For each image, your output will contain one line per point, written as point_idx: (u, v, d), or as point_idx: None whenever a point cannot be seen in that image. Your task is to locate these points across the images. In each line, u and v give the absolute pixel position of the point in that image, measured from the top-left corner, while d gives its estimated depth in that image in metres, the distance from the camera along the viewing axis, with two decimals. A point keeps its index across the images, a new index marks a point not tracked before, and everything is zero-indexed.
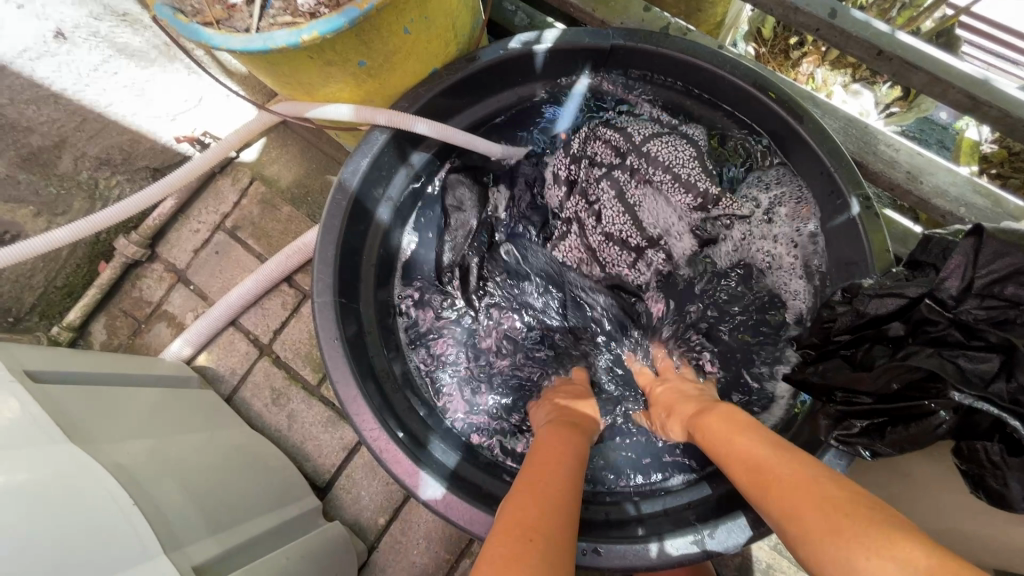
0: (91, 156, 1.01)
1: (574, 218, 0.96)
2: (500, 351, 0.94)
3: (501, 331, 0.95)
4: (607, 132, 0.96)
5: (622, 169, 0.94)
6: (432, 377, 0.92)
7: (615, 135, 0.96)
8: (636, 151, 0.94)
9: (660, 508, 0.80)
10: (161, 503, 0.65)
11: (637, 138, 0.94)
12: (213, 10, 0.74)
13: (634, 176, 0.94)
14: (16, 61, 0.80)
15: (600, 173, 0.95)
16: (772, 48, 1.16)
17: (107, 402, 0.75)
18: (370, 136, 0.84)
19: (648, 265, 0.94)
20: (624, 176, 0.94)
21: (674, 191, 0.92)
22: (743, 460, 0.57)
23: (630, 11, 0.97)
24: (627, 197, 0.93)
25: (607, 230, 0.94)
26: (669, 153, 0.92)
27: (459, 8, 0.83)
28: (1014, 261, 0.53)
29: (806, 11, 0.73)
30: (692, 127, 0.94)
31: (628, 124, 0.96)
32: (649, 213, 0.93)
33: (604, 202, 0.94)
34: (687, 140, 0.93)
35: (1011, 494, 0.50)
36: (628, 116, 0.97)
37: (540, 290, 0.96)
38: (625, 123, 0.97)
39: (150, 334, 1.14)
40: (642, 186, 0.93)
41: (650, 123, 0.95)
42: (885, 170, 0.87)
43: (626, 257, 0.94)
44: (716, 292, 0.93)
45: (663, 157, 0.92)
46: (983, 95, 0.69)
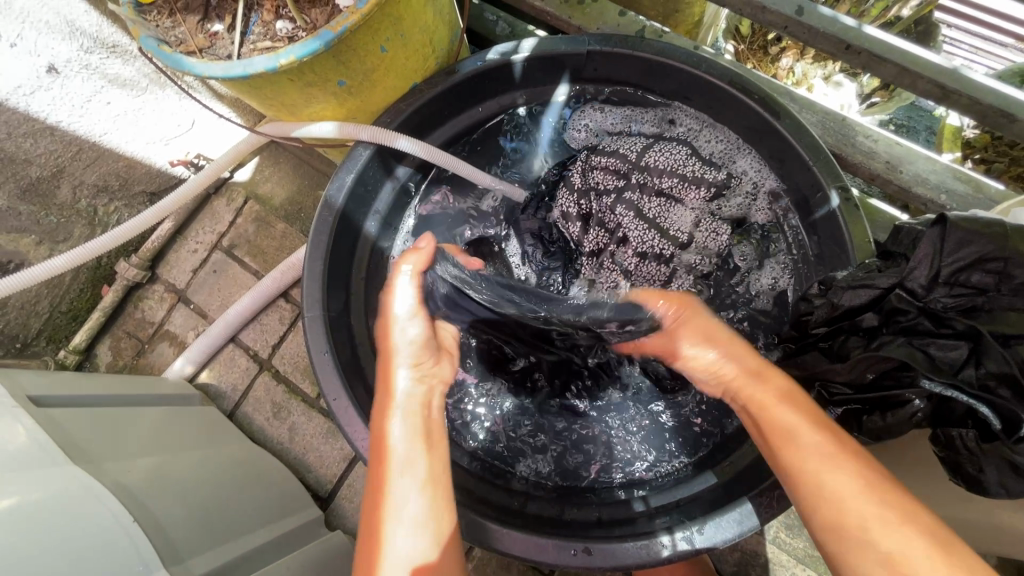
0: (89, 184, 1.04)
1: (599, 248, 0.92)
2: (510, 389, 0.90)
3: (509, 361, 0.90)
4: (602, 159, 0.94)
5: (631, 189, 0.91)
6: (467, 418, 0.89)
7: (610, 159, 0.93)
8: (636, 168, 0.92)
9: (670, 500, 0.79)
10: (162, 519, 0.66)
11: (632, 156, 0.93)
12: (196, 40, 0.77)
13: (644, 192, 0.91)
14: (11, 98, 0.82)
15: (611, 200, 0.92)
16: (751, 44, 1.17)
17: (109, 422, 0.77)
18: (354, 152, 0.86)
19: (685, 272, 0.91)
20: (636, 195, 0.91)
21: (686, 192, 0.91)
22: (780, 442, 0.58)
23: (606, 16, 0.99)
24: (646, 213, 0.90)
25: (639, 250, 0.90)
26: (668, 160, 0.92)
27: (436, 24, 0.85)
28: (980, 248, 0.54)
29: (772, 10, 0.74)
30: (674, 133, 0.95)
31: (618, 145, 0.95)
32: (672, 222, 0.91)
33: (627, 223, 0.90)
34: (679, 143, 0.93)
35: (987, 480, 0.51)
36: (614, 138, 0.96)
37: None
38: (614, 146, 0.95)
39: (153, 354, 1.17)
40: (656, 198, 0.91)
41: (637, 137, 0.95)
42: (865, 161, 0.87)
43: (665, 272, 0.91)
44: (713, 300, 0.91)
45: (663, 165, 0.91)
46: (953, 84, 0.70)
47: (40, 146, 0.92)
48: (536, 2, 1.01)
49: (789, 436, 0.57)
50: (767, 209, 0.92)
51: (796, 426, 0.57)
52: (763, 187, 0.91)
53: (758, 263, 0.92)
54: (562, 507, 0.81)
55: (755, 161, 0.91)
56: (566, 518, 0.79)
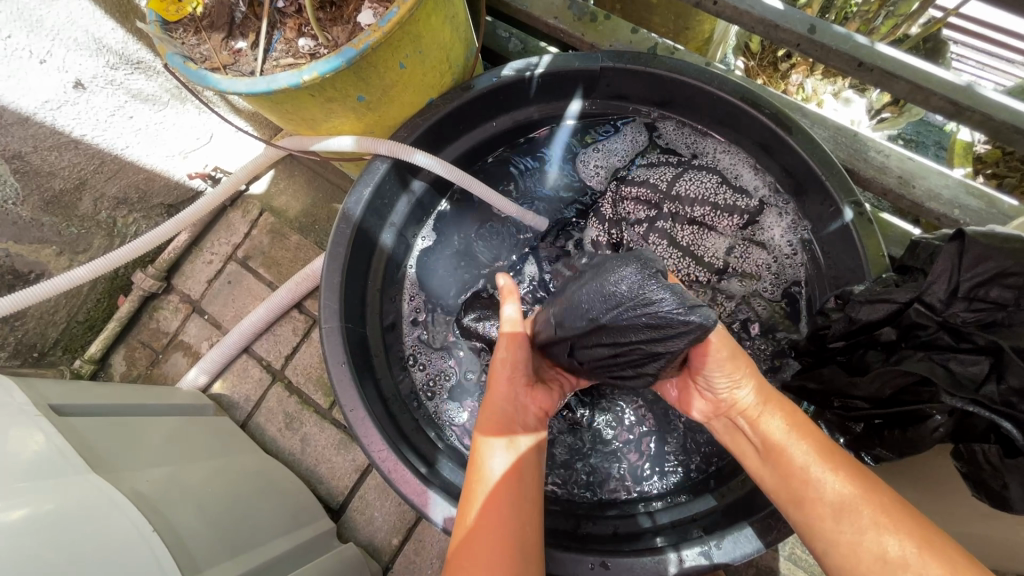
0: (110, 197, 1.06)
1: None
2: None
3: None
4: (633, 189, 0.95)
5: (663, 218, 0.93)
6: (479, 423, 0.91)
7: (642, 189, 0.95)
8: (668, 197, 0.94)
9: (678, 517, 0.79)
10: (179, 528, 0.67)
11: (663, 185, 0.94)
12: (220, 57, 0.79)
13: (677, 221, 0.93)
14: (38, 112, 0.85)
15: (643, 229, 0.94)
16: (761, 61, 1.17)
17: (126, 431, 0.78)
18: (372, 166, 0.87)
19: (726, 298, 0.91)
20: (668, 224, 0.93)
21: (719, 220, 0.92)
22: (782, 453, 0.59)
23: (618, 33, 1.00)
24: (679, 241, 0.92)
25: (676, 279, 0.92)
26: (698, 188, 0.93)
27: (452, 41, 0.86)
28: (999, 264, 0.54)
29: (785, 28, 0.76)
30: (699, 160, 0.97)
31: (647, 175, 0.96)
32: (706, 248, 0.92)
33: (661, 252, 0.92)
34: (708, 171, 0.94)
35: (1010, 496, 0.50)
36: (641, 167, 0.98)
37: None
38: (643, 176, 0.96)
39: (167, 364, 1.18)
40: (688, 226, 0.93)
41: (665, 166, 0.96)
42: (877, 177, 0.88)
43: (704, 298, 0.92)
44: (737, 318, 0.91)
45: (694, 194, 0.93)
46: (966, 100, 0.70)
47: (64, 159, 0.94)
48: (549, 20, 1.02)
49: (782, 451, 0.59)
50: (791, 228, 0.92)
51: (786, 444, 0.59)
52: (785, 207, 0.92)
53: (779, 273, 0.92)
54: (579, 521, 0.81)
55: (774, 183, 0.93)
56: (582, 534, 0.78)
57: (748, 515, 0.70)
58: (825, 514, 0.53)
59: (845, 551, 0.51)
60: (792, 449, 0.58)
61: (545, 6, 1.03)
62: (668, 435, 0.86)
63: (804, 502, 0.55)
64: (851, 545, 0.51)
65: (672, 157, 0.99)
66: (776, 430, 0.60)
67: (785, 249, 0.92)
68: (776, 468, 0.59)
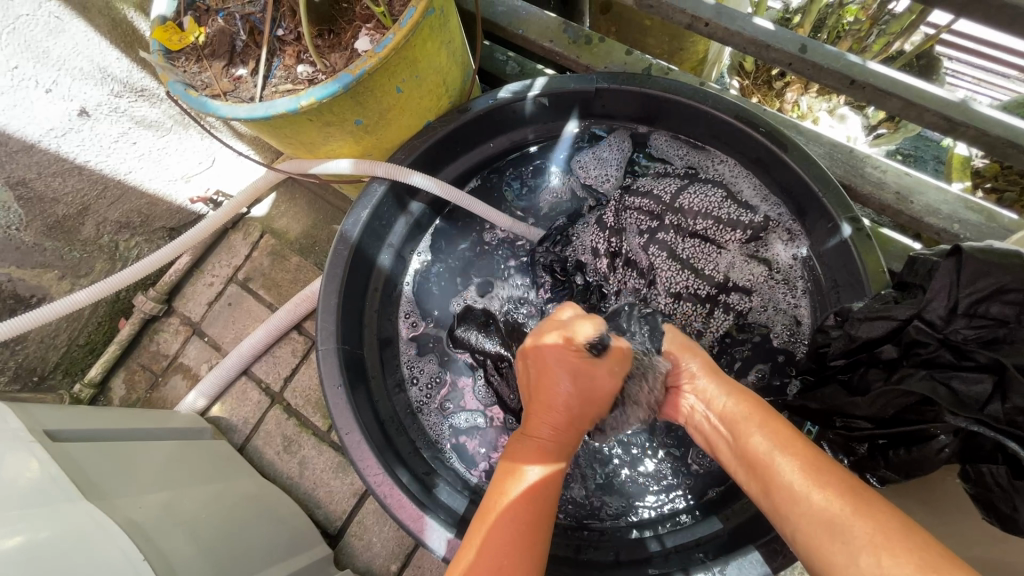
0: (112, 221, 1.07)
1: (624, 287, 0.94)
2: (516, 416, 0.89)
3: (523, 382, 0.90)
4: (636, 200, 0.95)
5: (665, 230, 0.92)
6: (476, 444, 0.90)
7: (645, 200, 0.94)
8: (671, 209, 0.93)
9: (686, 541, 0.77)
10: (173, 557, 0.65)
11: (666, 198, 0.94)
12: (221, 84, 0.81)
13: (679, 233, 0.92)
14: (43, 140, 0.87)
15: (644, 240, 0.93)
16: (755, 79, 1.18)
17: (122, 456, 0.77)
18: (370, 188, 0.88)
19: (725, 313, 0.90)
20: (670, 237, 0.92)
21: (723, 235, 0.92)
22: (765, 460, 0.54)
23: (613, 56, 1.01)
24: (679, 255, 0.91)
25: (672, 291, 0.91)
26: (702, 203, 0.92)
27: (449, 66, 0.88)
28: (997, 280, 0.52)
29: (777, 48, 0.77)
30: (704, 177, 0.96)
31: (652, 186, 0.96)
32: (708, 262, 0.91)
33: (659, 265, 0.91)
34: (714, 185, 0.93)
35: (1021, 520, 0.47)
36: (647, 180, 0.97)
37: None
38: (648, 186, 0.96)
39: (166, 387, 1.18)
40: (690, 239, 0.92)
41: (672, 178, 0.95)
42: (875, 193, 0.88)
43: (702, 312, 0.90)
44: (735, 333, 0.91)
45: (698, 207, 0.92)
46: (959, 116, 0.71)
47: (67, 185, 0.95)
48: (545, 43, 1.04)
49: (761, 459, 0.54)
50: (793, 244, 0.91)
51: (769, 454, 0.54)
52: (787, 223, 0.91)
53: (781, 292, 0.91)
54: (579, 546, 0.79)
55: (776, 200, 0.92)
56: (582, 560, 0.77)
57: (754, 539, 0.68)
58: (790, 506, 0.49)
59: (803, 536, 0.47)
60: (761, 437, 0.56)
61: (540, 30, 1.04)
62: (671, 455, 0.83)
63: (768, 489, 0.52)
64: (807, 528, 0.47)
65: (680, 171, 0.98)
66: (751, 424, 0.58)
67: (786, 265, 0.91)
68: (758, 477, 0.54)
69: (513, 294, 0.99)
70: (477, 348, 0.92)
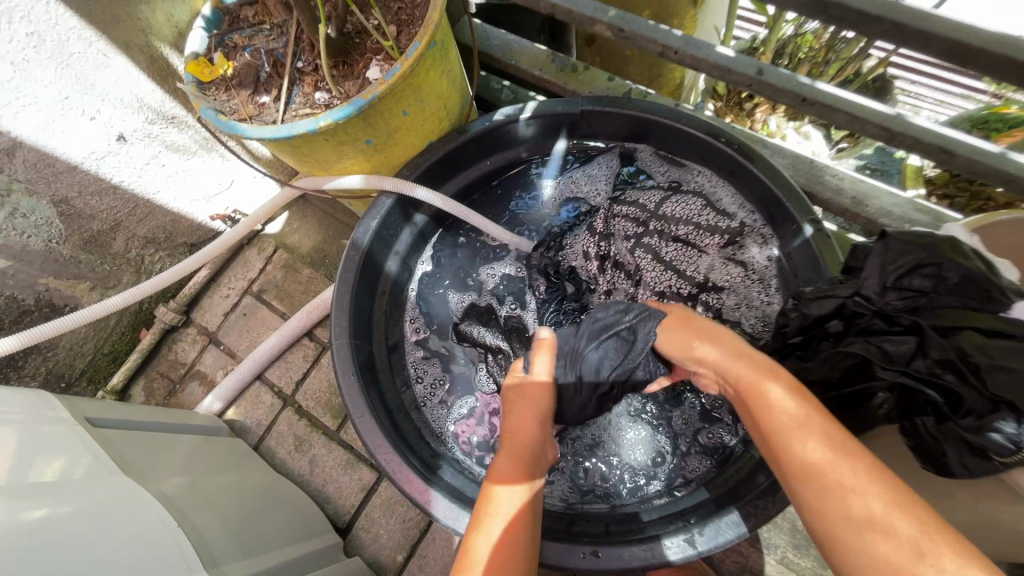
0: (140, 236, 1.16)
1: (613, 287, 1.02)
2: None
3: None
4: (624, 208, 1.04)
5: (649, 235, 1.02)
6: (476, 435, 0.96)
7: (631, 208, 1.04)
8: (655, 216, 1.03)
9: (669, 511, 0.83)
10: (202, 527, 0.72)
11: (651, 206, 1.03)
12: (247, 109, 0.91)
13: (663, 238, 1.02)
14: (86, 162, 0.97)
15: (630, 244, 1.02)
16: (727, 102, 1.28)
17: (151, 444, 0.84)
18: (379, 201, 0.98)
19: (705, 310, 0.98)
20: (654, 241, 1.02)
21: (702, 239, 1.01)
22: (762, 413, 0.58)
23: (596, 82, 1.12)
24: (663, 257, 1.01)
25: (657, 289, 1.00)
26: (684, 210, 1.02)
27: (449, 92, 0.98)
28: (915, 257, 0.61)
29: (737, 71, 0.87)
30: (687, 188, 1.05)
31: (639, 196, 1.05)
32: (689, 264, 1.01)
33: (645, 266, 1.01)
34: (694, 195, 1.03)
35: (947, 461, 0.54)
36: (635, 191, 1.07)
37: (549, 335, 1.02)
38: (636, 196, 1.06)
39: (183, 394, 1.24)
40: (673, 243, 1.02)
41: (656, 190, 1.05)
42: (833, 197, 0.98)
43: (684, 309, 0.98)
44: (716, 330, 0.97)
45: (680, 214, 1.02)
46: (896, 127, 0.80)
47: (103, 203, 1.05)
48: (536, 72, 1.15)
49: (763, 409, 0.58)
50: (767, 248, 0.98)
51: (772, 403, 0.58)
52: (760, 228, 0.99)
53: (757, 292, 0.98)
54: (572, 520, 0.84)
55: (750, 208, 1.00)
56: (576, 530, 0.82)
57: (731, 504, 0.75)
58: (788, 459, 0.54)
59: (819, 508, 0.50)
60: (782, 412, 0.57)
61: (531, 60, 1.16)
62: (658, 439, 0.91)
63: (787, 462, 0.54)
64: (829, 509, 0.49)
65: (664, 183, 1.08)
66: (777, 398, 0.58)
67: (760, 268, 0.99)
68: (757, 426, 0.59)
69: (511, 297, 1.07)
70: (479, 340, 1.02)
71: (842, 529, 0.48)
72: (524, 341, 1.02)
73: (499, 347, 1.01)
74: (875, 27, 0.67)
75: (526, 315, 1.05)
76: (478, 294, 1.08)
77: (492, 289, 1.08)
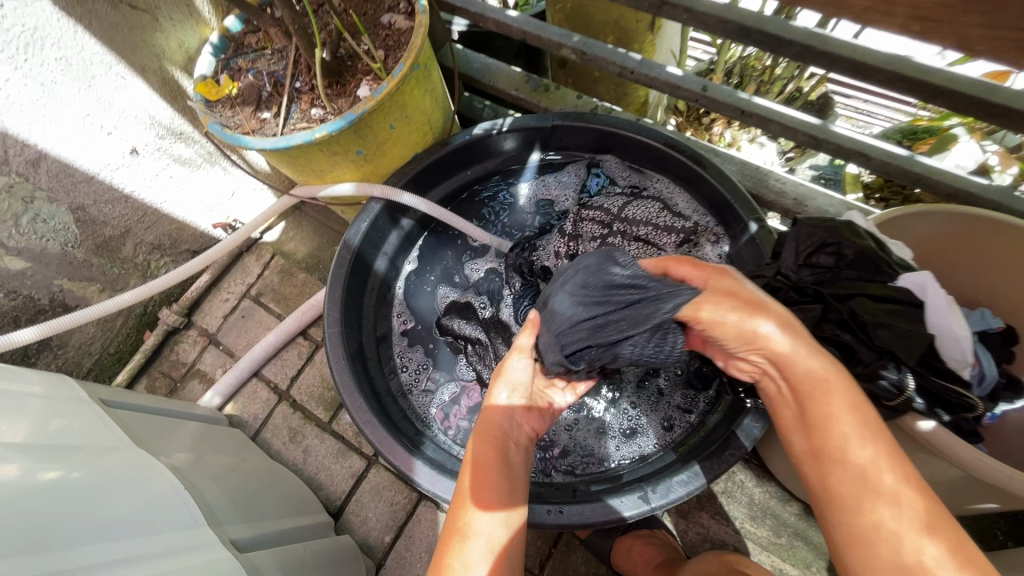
0: (147, 243, 1.25)
1: None
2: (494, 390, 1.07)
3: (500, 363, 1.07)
4: (591, 212, 1.16)
5: (613, 236, 1.14)
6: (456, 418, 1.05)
7: (597, 212, 1.16)
8: (619, 218, 1.15)
9: (630, 479, 0.91)
10: (205, 493, 0.80)
11: (615, 210, 1.16)
12: (250, 124, 1.02)
13: (625, 238, 1.14)
14: (102, 173, 1.07)
15: (597, 243, 1.13)
16: (688, 117, 1.42)
17: (158, 425, 0.92)
18: (369, 206, 1.08)
19: None
20: (618, 241, 1.13)
21: (661, 238, 1.13)
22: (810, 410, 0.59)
23: (565, 99, 1.24)
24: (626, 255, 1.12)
25: None
26: (644, 214, 1.14)
27: (432, 108, 1.10)
28: (821, 238, 0.73)
29: (685, 88, 0.99)
30: (648, 194, 1.17)
31: (604, 202, 1.18)
32: None
33: None
34: (653, 199, 1.15)
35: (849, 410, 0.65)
36: (601, 196, 1.19)
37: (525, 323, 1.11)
38: (601, 202, 1.18)
39: (184, 391, 1.32)
40: (635, 243, 1.13)
41: (619, 196, 1.18)
42: (777, 199, 1.09)
43: None
44: None
45: (641, 217, 1.14)
46: (821, 135, 0.92)
47: (116, 211, 1.14)
48: (512, 91, 1.27)
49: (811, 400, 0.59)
50: (720, 245, 1.08)
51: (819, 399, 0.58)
52: (712, 227, 1.09)
53: None
54: (543, 489, 0.92)
55: (703, 208, 1.10)
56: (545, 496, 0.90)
57: (681, 466, 0.83)
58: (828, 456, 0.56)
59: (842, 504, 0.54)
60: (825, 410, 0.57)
61: (508, 81, 1.28)
62: (622, 417, 0.99)
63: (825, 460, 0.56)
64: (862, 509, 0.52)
65: (628, 189, 1.19)
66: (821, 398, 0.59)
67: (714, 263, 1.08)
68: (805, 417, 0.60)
69: (489, 293, 1.16)
70: (460, 333, 1.12)
71: (862, 524, 0.52)
72: (501, 332, 1.12)
73: (479, 337, 1.12)
74: (788, 49, 0.79)
75: (505, 309, 1.14)
76: (459, 291, 1.18)
77: (472, 287, 1.18)
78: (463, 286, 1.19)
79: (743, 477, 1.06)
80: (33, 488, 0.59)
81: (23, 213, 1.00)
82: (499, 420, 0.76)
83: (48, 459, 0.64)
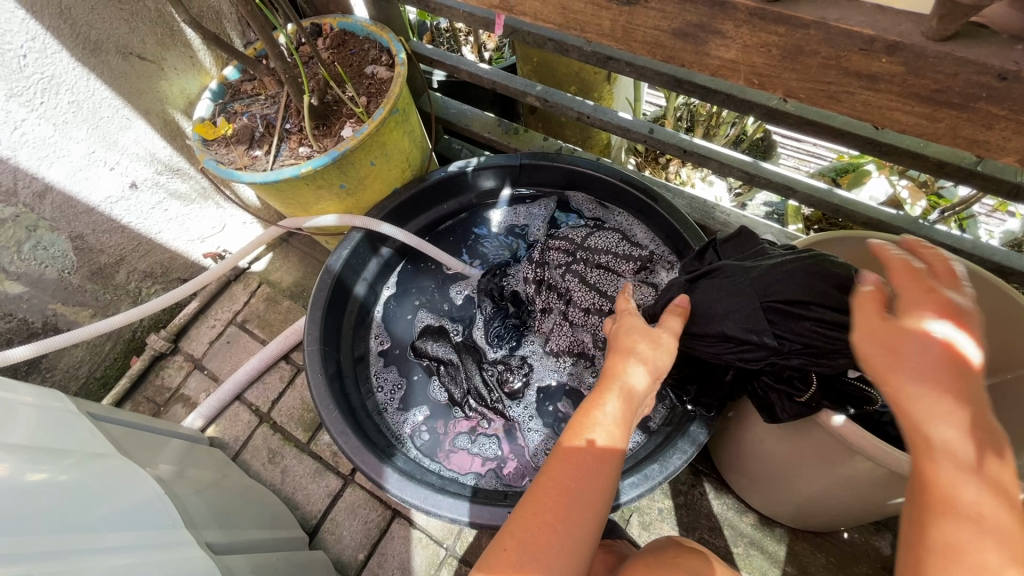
0: (139, 271, 1.32)
1: (549, 307, 1.16)
2: (463, 407, 1.14)
3: (468, 383, 1.15)
4: (557, 241, 1.20)
5: (577, 263, 1.15)
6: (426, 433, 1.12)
7: (564, 241, 1.19)
8: (582, 246, 1.17)
9: None
10: (184, 498, 0.84)
11: (579, 239, 1.18)
12: (242, 160, 1.12)
13: (588, 265, 1.15)
14: (102, 205, 1.16)
15: (562, 270, 1.16)
16: (646, 157, 1.57)
17: (141, 439, 0.97)
18: (350, 235, 1.16)
19: None
20: (582, 267, 1.15)
21: (621, 265, 1.15)
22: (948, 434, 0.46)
23: (533, 141, 1.36)
24: (589, 281, 1.13)
25: (584, 306, 1.11)
26: (606, 243, 1.17)
27: (410, 148, 1.21)
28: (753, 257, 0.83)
29: (633, 131, 1.11)
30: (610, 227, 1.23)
31: (570, 232, 1.21)
32: (611, 286, 1.13)
33: (573, 288, 1.13)
34: (615, 232, 1.20)
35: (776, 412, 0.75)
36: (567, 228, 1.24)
37: (496, 344, 1.20)
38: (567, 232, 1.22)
39: (167, 415, 1.36)
40: (596, 269, 1.15)
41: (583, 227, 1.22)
42: (722, 229, 1.20)
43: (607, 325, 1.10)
44: None
45: (603, 246, 1.17)
46: (753, 171, 1.04)
47: (111, 240, 1.22)
48: (485, 134, 1.39)
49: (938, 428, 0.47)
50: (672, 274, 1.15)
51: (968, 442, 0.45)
52: (664, 257, 1.17)
53: None
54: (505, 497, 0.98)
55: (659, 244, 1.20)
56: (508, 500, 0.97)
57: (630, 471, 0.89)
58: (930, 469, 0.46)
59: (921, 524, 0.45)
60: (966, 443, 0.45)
61: (481, 125, 1.41)
62: None
63: (911, 426, 0.48)
64: (925, 477, 0.46)
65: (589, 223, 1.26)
66: (970, 387, 0.47)
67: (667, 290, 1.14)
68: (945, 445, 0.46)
69: (461, 318, 1.25)
70: (431, 354, 1.19)
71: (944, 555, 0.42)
72: (471, 354, 1.19)
73: (450, 358, 1.18)
74: (714, 97, 0.91)
75: (476, 330, 1.23)
76: (433, 314, 1.26)
77: (446, 311, 1.27)
78: (437, 311, 1.27)
79: (703, 490, 1.12)
80: (18, 484, 0.63)
81: (25, 240, 1.07)
82: (580, 461, 0.62)
83: (35, 460, 0.68)
